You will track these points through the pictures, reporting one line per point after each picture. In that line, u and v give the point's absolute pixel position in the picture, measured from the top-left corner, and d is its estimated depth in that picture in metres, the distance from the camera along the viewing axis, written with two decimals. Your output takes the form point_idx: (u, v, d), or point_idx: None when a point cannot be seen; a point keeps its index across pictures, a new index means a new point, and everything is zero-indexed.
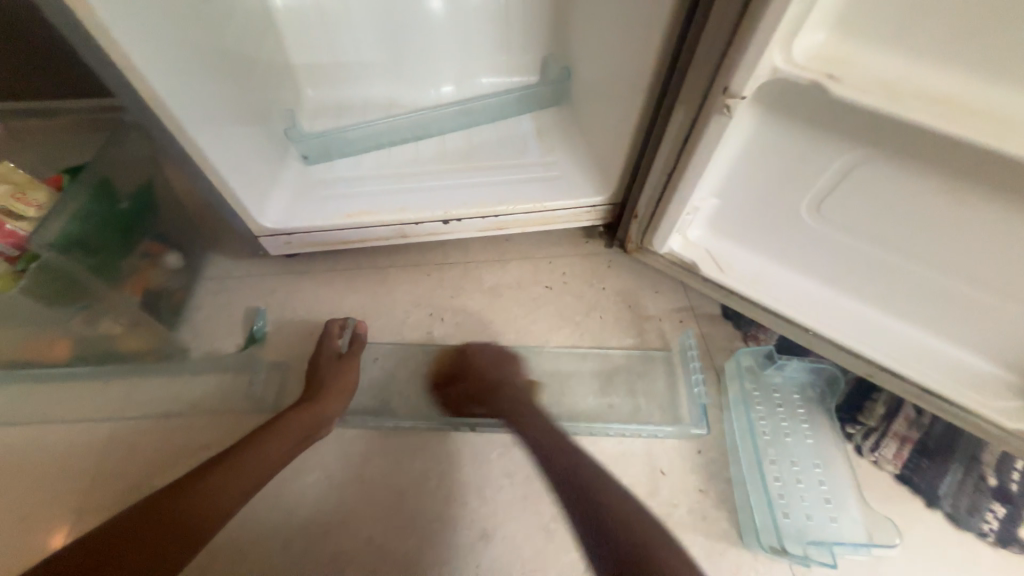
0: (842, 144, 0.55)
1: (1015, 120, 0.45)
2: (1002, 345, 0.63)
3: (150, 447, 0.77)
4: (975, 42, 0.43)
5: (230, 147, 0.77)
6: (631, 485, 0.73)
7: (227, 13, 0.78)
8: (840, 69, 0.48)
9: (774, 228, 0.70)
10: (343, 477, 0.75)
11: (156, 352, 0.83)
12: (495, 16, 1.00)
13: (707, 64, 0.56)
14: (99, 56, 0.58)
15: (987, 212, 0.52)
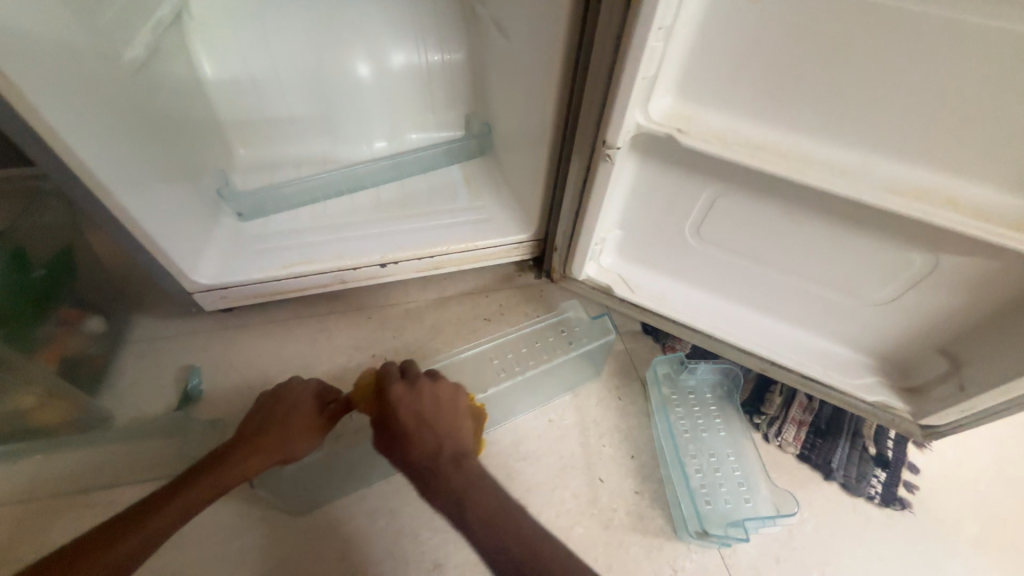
0: (703, 180, 0.68)
1: (810, 158, 0.59)
2: (852, 331, 0.78)
3: (67, 526, 0.72)
4: (773, 104, 0.58)
5: (161, 208, 0.79)
6: (573, 496, 0.79)
7: (157, 85, 0.82)
8: (686, 124, 0.62)
9: (669, 251, 0.83)
10: (289, 528, 0.74)
11: (75, 424, 0.78)
12: (419, 81, 1.12)
13: (590, 122, 0.68)
14: (27, 131, 0.60)
15: (816, 227, 0.67)
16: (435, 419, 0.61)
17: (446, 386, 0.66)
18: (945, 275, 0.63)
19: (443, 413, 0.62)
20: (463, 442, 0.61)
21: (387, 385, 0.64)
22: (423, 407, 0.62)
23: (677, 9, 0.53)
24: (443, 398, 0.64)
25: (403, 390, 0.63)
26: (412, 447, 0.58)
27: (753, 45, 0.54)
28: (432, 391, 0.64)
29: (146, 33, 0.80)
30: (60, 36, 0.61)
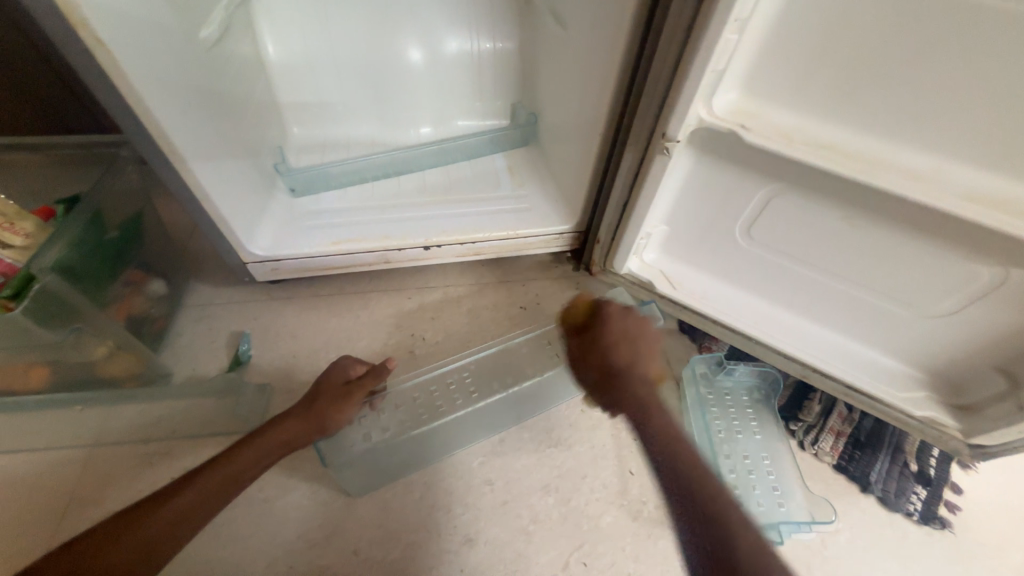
0: (761, 179, 0.67)
1: (882, 161, 0.58)
2: (902, 343, 0.76)
3: (129, 473, 0.77)
4: (843, 105, 0.57)
5: (226, 180, 0.83)
6: (603, 486, 0.80)
7: (228, 62, 0.86)
8: (750, 120, 0.61)
9: (716, 249, 0.82)
10: (329, 492, 0.77)
11: (137, 378, 0.84)
12: (469, 67, 1.13)
13: (649, 115, 0.68)
14: (115, 98, 0.64)
15: (878, 233, 0.65)
16: (642, 337, 0.68)
17: (636, 316, 0.72)
18: (1012, 290, 0.61)
19: (643, 337, 0.68)
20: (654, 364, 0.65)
21: (623, 311, 0.72)
22: (635, 326, 0.70)
23: (754, 2, 0.52)
24: (633, 324, 0.70)
25: (618, 313, 0.72)
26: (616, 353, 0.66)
27: (829, 41, 0.53)
28: (636, 323, 0.70)
29: (220, 11, 0.84)
30: (151, 11, 0.65)
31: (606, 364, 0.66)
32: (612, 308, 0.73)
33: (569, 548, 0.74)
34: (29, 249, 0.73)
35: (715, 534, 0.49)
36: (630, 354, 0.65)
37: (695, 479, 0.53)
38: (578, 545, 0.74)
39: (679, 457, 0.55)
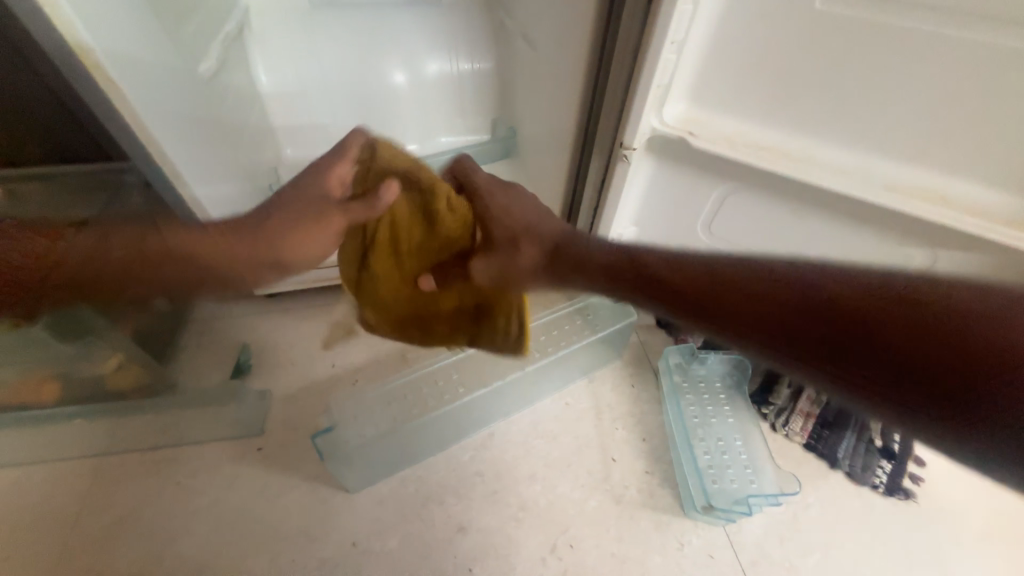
0: (714, 181, 0.74)
1: (814, 160, 0.65)
2: None
3: (138, 478, 0.82)
4: (776, 112, 0.64)
5: (224, 200, 0.89)
6: (587, 472, 0.84)
7: (224, 90, 0.93)
8: (697, 128, 0.68)
9: (682, 245, 0.88)
10: (328, 489, 0.81)
11: (143, 389, 0.88)
12: (450, 87, 1.21)
13: (609, 127, 0.75)
14: (124, 129, 0.70)
15: (822, 224, 0.71)
16: (537, 218, 0.62)
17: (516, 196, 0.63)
18: (944, 271, 0.67)
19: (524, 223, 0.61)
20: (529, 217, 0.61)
21: (492, 187, 0.63)
22: (532, 214, 0.62)
23: (688, 25, 0.59)
24: (524, 208, 0.62)
25: (505, 196, 0.62)
26: (521, 250, 0.61)
27: (758, 56, 0.60)
28: (530, 206, 0.63)
29: (217, 46, 0.91)
30: (156, 50, 0.72)
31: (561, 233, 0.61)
32: (501, 197, 0.62)
33: (556, 531, 0.78)
34: None
35: (831, 328, 0.38)
36: (551, 234, 0.61)
37: (799, 291, 0.40)
38: (564, 528, 0.79)
39: (736, 281, 0.44)
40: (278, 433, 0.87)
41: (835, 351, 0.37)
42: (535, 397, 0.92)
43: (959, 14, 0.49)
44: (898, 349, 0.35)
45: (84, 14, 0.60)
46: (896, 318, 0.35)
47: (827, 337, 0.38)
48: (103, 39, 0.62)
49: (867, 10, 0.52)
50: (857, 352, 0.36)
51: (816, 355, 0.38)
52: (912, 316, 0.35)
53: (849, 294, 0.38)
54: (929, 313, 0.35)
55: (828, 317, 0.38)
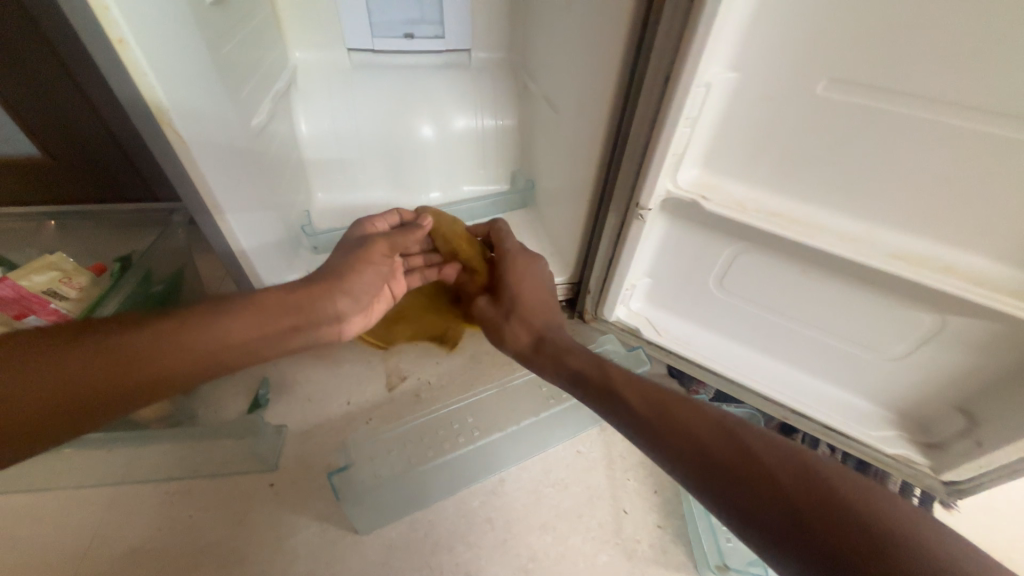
0: (726, 240, 0.78)
1: (820, 226, 0.69)
2: (871, 386, 0.83)
3: (151, 510, 0.82)
4: (784, 181, 0.68)
5: (260, 240, 0.95)
6: (598, 524, 0.83)
7: (269, 140, 1.00)
8: (710, 192, 0.73)
9: (695, 298, 0.91)
10: (338, 530, 0.81)
11: (166, 419, 0.90)
12: (474, 140, 1.28)
13: (627, 187, 0.80)
14: (182, 177, 0.76)
15: (830, 285, 0.74)
16: (540, 305, 0.82)
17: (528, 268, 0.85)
18: (954, 335, 0.69)
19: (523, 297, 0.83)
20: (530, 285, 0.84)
21: (517, 258, 0.86)
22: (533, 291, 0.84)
23: (701, 103, 0.65)
24: (533, 293, 0.83)
25: (521, 274, 0.84)
26: (515, 323, 0.81)
27: (767, 131, 0.65)
28: (532, 288, 0.84)
29: (266, 102, 1.00)
30: (218, 107, 0.79)
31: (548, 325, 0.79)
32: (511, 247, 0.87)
33: None
34: (81, 302, 0.83)
35: (735, 465, 0.45)
36: (536, 323, 0.80)
37: (718, 432, 0.49)
38: None
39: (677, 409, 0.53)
40: (291, 469, 0.88)
41: (735, 485, 0.44)
42: (546, 445, 0.92)
43: (961, 107, 0.53)
44: (786, 498, 0.41)
45: (164, 80, 0.66)
46: (783, 483, 0.42)
47: (730, 471, 0.45)
48: (176, 99, 0.69)
49: (871, 98, 0.57)
50: (747, 494, 0.43)
51: (713, 482, 0.46)
52: (801, 485, 0.41)
53: (755, 452, 0.45)
54: (818, 487, 0.40)
55: (730, 460, 0.46)
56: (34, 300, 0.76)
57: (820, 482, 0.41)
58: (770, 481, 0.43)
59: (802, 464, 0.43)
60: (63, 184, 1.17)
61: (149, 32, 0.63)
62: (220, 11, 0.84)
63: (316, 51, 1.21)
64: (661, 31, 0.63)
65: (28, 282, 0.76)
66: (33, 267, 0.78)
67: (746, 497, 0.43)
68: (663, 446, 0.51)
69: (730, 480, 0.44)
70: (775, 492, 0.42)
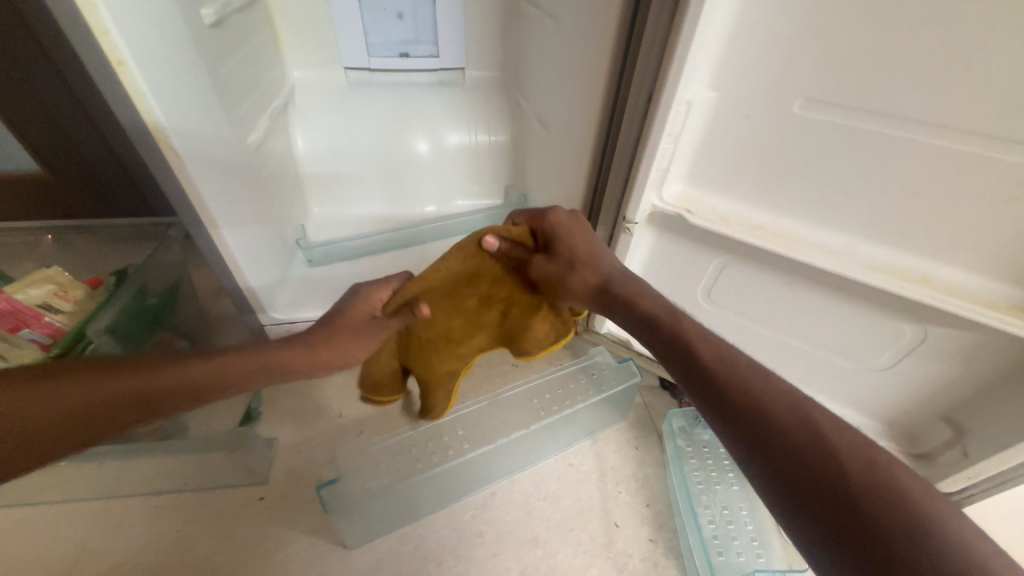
0: (713, 254, 0.80)
1: (802, 239, 0.70)
2: (859, 397, 0.83)
3: (139, 524, 0.81)
4: (766, 195, 0.70)
5: (255, 254, 0.96)
6: (589, 538, 0.83)
7: (266, 156, 1.02)
8: (694, 207, 0.75)
9: (683, 309, 0.92)
10: (326, 544, 0.80)
11: (158, 433, 0.85)
12: (469, 155, 1.31)
13: (614, 202, 0.82)
14: (178, 192, 0.77)
15: (813, 297, 0.76)
16: (602, 257, 0.66)
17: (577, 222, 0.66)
18: (936, 346, 0.70)
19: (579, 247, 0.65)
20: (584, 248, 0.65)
21: (550, 211, 0.65)
22: (584, 242, 0.65)
23: (683, 121, 0.67)
24: (585, 239, 0.66)
25: (566, 220, 0.65)
26: (574, 273, 0.64)
27: (747, 148, 0.67)
28: (580, 236, 0.65)
29: (264, 120, 1.02)
30: (215, 125, 0.82)
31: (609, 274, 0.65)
32: (560, 218, 0.65)
33: None
34: (76, 314, 0.84)
35: (797, 438, 0.40)
36: (598, 270, 0.65)
37: (780, 395, 0.44)
38: None
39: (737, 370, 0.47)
40: (282, 482, 0.88)
41: (768, 437, 0.41)
42: (537, 459, 0.92)
43: (933, 125, 0.55)
44: (835, 472, 0.37)
45: (163, 100, 0.68)
46: (847, 465, 0.38)
47: (790, 442, 0.40)
48: (174, 117, 0.71)
49: (849, 116, 0.59)
50: (800, 468, 0.39)
51: (760, 443, 0.41)
52: (861, 467, 0.37)
53: (826, 433, 0.40)
54: (881, 476, 0.37)
55: (793, 430, 0.41)
56: (29, 313, 0.78)
57: (883, 476, 0.37)
58: (830, 457, 0.38)
59: (866, 450, 0.39)
60: (61, 200, 1.19)
61: (149, 54, 0.65)
62: (219, 33, 0.87)
63: (314, 71, 1.25)
64: (642, 53, 0.66)
65: (24, 295, 0.78)
66: (30, 281, 0.79)
67: (788, 464, 0.39)
68: (722, 404, 0.45)
69: (766, 443, 0.41)
70: (830, 467, 0.38)
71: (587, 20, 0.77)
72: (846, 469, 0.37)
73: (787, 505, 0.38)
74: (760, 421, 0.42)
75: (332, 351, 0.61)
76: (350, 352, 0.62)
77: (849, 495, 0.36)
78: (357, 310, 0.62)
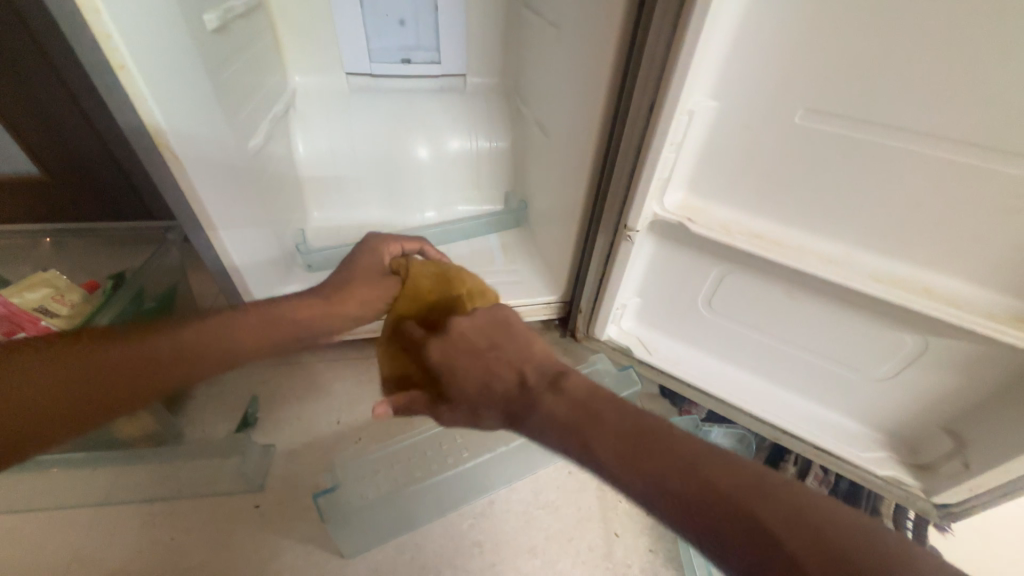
0: (714, 262, 0.80)
1: (803, 248, 0.70)
2: (860, 407, 0.83)
3: (131, 531, 0.80)
4: (767, 204, 0.70)
5: (254, 259, 0.95)
6: (589, 548, 0.82)
7: (266, 160, 1.02)
8: (696, 215, 0.74)
9: (683, 316, 0.92)
10: (322, 553, 0.79)
11: (150, 439, 0.89)
12: (469, 161, 1.30)
13: (615, 209, 0.82)
14: (177, 197, 0.77)
15: (814, 306, 0.76)
16: (534, 337, 0.56)
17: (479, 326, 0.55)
18: (937, 357, 0.70)
19: (485, 355, 0.53)
20: (493, 364, 0.52)
21: (459, 317, 0.55)
22: (508, 349, 0.54)
23: (684, 130, 0.67)
24: (522, 348, 0.54)
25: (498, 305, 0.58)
26: (467, 388, 0.51)
27: (749, 158, 0.68)
28: (509, 339, 0.54)
29: (264, 124, 1.02)
30: (216, 130, 0.81)
31: (517, 387, 0.51)
32: (466, 323, 0.54)
33: None
34: (73, 319, 0.82)
35: (738, 525, 0.36)
36: (533, 351, 0.56)
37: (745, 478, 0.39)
38: None
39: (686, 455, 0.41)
40: (278, 489, 0.87)
41: (751, 538, 0.36)
42: (536, 466, 0.91)
43: (934, 137, 0.55)
44: (836, 557, 0.34)
45: (163, 105, 0.68)
46: (835, 541, 0.35)
47: (733, 534, 0.36)
48: (174, 122, 0.71)
49: (852, 127, 0.59)
50: (800, 564, 0.34)
51: (744, 550, 0.35)
52: (852, 541, 0.35)
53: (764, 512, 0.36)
54: (872, 543, 0.34)
55: (730, 519, 0.37)
56: (25, 317, 0.77)
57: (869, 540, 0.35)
58: (822, 541, 0.35)
59: (845, 518, 0.36)
60: (59, 202, 1.19)
61: (151, 59, 0.65)
62: (220, 38, 0.87)
63: (315, 76, 1.25)
64: (644, 62, 0.66)
65: (20, 299, 0.77)
66: (28, 285, 0.79)
67: (785, 564, 0.34)
68: (691, 509, 0.38)
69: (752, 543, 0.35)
70: (830, 553, 0.34)
71: (589, 28, 0.77)
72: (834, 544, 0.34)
73: None
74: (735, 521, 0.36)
75: (349, 302, 0.66)
76: (363, 296, 0.67)
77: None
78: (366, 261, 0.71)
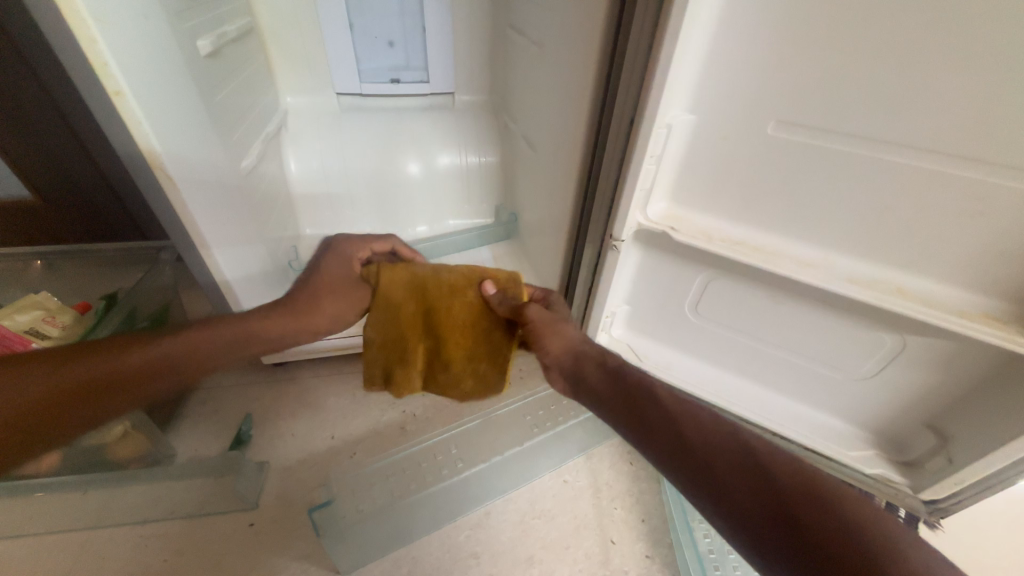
0: (698, 268, 0.82)
1: (782, 253, 0.73)
2: (845, 407, 0.85)
3: (122, 555, 0.78)
4: (745, 211, 0.73)
5: (247, 276, 0.96)
6: (586, 556, 0.82)
7: (259, 179, 1.04)
8: (678, 223, 0.77)
9: (671, 322, 0.94)
10: (318, 569, 0.78)
11: (142, 459, 0.88)
12: (458, 176, 1.33)
13: (600, 219, 0.84)
14: (171, 216, 0.78)
15: (795, 309, 0.78)
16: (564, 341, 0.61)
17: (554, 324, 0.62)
18: (915, 354, 0.72)
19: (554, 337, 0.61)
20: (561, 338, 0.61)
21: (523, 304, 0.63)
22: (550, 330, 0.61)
23: (664, 143, 0.70)
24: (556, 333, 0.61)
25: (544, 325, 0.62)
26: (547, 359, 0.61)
27: (726, 166, 0.70)
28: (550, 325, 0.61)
29: (257, 144, 1.04)
30: (209, 149, 0.83)
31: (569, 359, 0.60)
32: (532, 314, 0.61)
33: None
34: (63, 338, 0.82)
35: (748, 496, 0.42)
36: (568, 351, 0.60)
37: (709, 427, 0.47)
38: None
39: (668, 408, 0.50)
40: (272, 507, 0.86)
41: (709, 475, 0.44)
42: (530, 475, 0.92)
43: (897, 144, 0.59)
44: (773, 494, 0.41)
45: (158, 127, 0.70)
46: (778, 483, 0.42)
47: (743, 502, 0.42)
48: (169, 144, 0.72)
49: (822, 137, 0.62)
50: (746, 500, 0.42)
51: (705, 485, 0.44)
52: (792, 484, 0.41)
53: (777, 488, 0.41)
54: (809, 486, 0.41)
55: (693, 470, 0.45)
56: (15, 339, 0.75)
57: (808, 482, 0.41)
58: (764, 483, 0.42)
59: (790, 463, 0.43)
60: (48, 225, 1.19)
61: (147, 83, 0.67)
62: (214, 62, 0.89)
63: (306, 96, 1.28)
64: (624, 78, 0.69)
65: (9, 320, 0.79)
66: (21, 307, 0.81)
67: (733, 497, 0.43)
68: (664, 450, 0.48)
69: (710, 480, 0.44)
70: (768, 493, 0.41)
71: (571, 48, 0.81)
72: (775, 488, 0.41)
73: (742, 537, 0.42)
74: (699, 463, 0.45)
75: (319, 317, 0.68)
76: (341, 311, 0.69)
77: (788, 513, 0.40)
78: (334, 268, 0.70)
